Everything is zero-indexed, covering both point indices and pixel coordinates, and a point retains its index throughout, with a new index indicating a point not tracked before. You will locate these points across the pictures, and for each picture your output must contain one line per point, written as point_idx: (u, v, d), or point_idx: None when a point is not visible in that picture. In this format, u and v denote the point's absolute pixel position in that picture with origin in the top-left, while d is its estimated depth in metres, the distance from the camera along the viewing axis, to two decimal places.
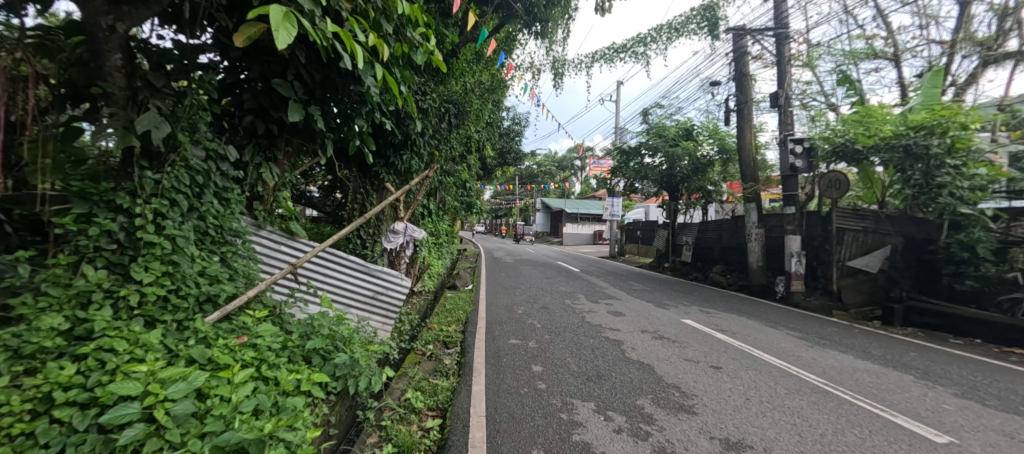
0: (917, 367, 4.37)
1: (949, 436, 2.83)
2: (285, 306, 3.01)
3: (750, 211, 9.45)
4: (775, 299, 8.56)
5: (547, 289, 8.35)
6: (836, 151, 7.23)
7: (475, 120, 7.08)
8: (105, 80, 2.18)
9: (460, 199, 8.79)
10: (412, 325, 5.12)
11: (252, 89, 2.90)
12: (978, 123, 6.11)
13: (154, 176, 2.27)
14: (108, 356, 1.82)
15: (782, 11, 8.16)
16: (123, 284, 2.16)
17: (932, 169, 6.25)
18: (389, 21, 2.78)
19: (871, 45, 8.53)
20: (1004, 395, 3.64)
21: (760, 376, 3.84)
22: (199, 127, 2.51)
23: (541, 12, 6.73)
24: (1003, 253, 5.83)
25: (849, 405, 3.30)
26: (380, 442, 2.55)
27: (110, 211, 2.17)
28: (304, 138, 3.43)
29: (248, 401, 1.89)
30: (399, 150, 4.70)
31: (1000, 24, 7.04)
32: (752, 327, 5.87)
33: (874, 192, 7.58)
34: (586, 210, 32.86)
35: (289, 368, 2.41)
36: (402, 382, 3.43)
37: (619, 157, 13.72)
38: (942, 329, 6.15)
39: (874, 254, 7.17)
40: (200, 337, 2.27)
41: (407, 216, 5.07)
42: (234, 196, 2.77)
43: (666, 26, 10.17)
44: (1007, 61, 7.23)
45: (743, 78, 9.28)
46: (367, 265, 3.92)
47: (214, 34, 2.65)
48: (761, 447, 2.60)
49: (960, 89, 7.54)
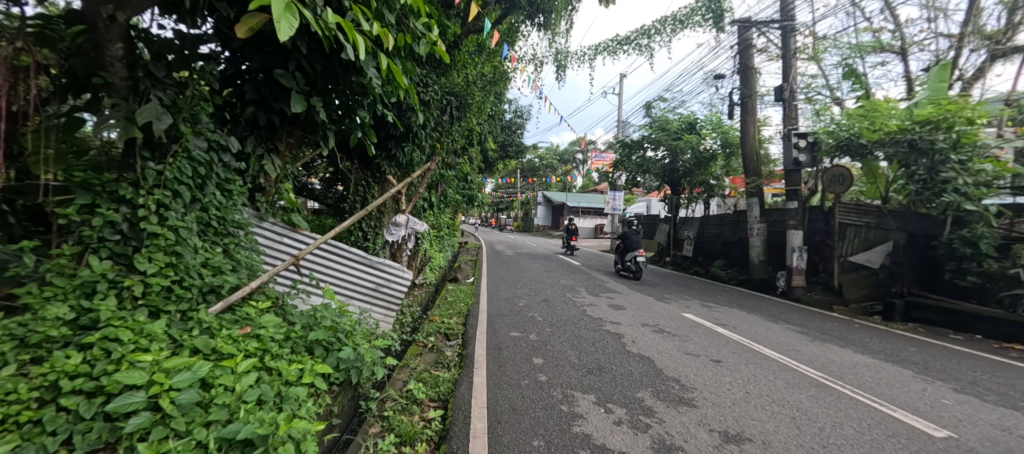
0: (917, 362, 4.37)
1: (948, 431, 2.85)
2: (287, 297, 3.03)
3: (751, 205, 9.41)
4: (775, 293, 8.56)
5: (547, 283, 8.37)
6: (839, 146, 7.20)
7: (477, 112, 7.01)
8: (105, 71, 2.17)
9: (460, 193, 8.74)
10: (413, 316, 5.15)
11: (253, 80, 2.89)
12: (985, 118, 6.04)
13: (156, 167, 2.29)
14: (113, 345, 1.84)
15: (787, 3, 8.08)
16: (127, 274, 2.18)
17: (936, 164, 6.22)
18: (392, 12, 2.78)
19: (877, 38, 8.45)
20: (1003, 391, 3.64)
21: (760, 370, 3.85)
22: (201, 117, 2.51)
23: (543, 4, 6.69)
24: (1005, 249, 6.00)
25: (849, 399, 3.31)
26: (382, 432, 2.58)
27: (113, 201, 2.19)
28: (305, 129, 3.42)
29: (252, 390, 1.92)
30: (401, 142, 4.68)
31: (1010, 18, 6.96)
32: (752, 321, 5.90)
33: (877, 188, 7.53)
34: (587, 205, 32.91)
35: (291, 359, 2.44)
36: (404, 373, 3.45)
37: (620, 151, 13.68)
38: (941, 325, 6.14)
39: (877, 250, 7.32)
40: (204, 327, 2.28)
41: (408, 209, 5.11)
42: (237, 187, 2.79)
43: (670, 18, 10.07)
44: (1015, 55, 7.17)
45: (748, 71, 9.19)
46: (369, 258, 3.92)
47: (215, 24, 2.63)
48: (759, 440, 2.61)
49: (967, 84, 7.47)
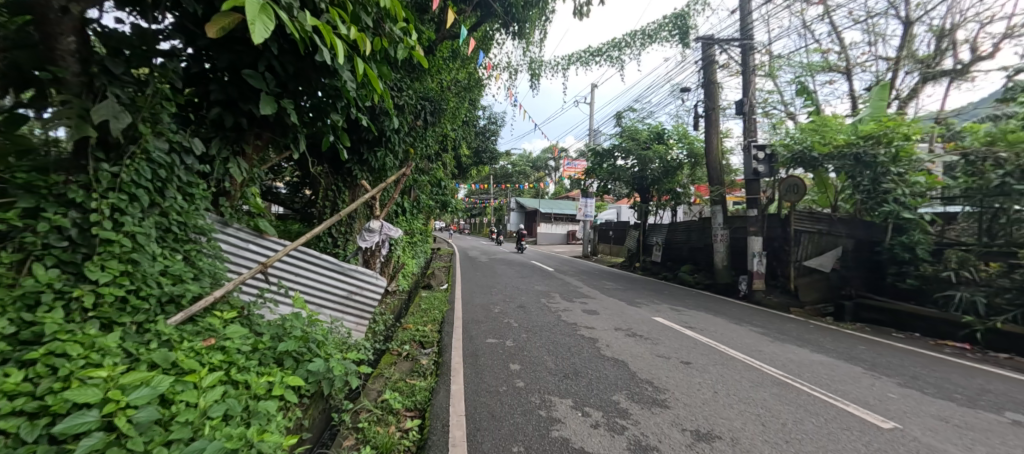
0: (866, 359, 4.72)
1: (893, 422, 3.08)
2: (253, 307, 2.89)
3: (715, 213, 9.86)
4: (738, 297, 8.99)
5: (522, 288, 8.38)
6: (794, 157, 7.69)
7: (450, 118, 6.98)
8: (56, 65, 2.02)
9: (434, 198, 8.65)
10: (387, 325, 5.04)
11: (219, 79, 2.79)
12: (919, 135, 6.62)
13: (111, 169, 2.15)
14: (60, 361, 1.71)
15: (747, 23, 8.57)
16: (75, 284, 2.02)
17: (879, 176, 6.76)
18: (368, 15, 2.76)
19: (826, 59, 9.11)
20: (940, 384, 3.99)
21: (727, 371, 4.03)
22: (162, 117, 2.39)
23: (519, 13, 6.77)
24: (938, 253, 6.55)
25: (807, 395, 3.52)
26: (357, 445, 2.51)
27: (61, 205, 2.04)
28: (275, 132, 3.30)
29: (218, 406, 1.85)
30: (373, 146, 4.56)
31: (938, 44, 7.69)
32: (719, 324, 6.15)
33: (827, 196, 8.06)
34: (559, 210, 33.42)
35: (259, 371, 2.36)
36: (379, 382, 3.38)
37: (592, 158, 13.94)
38: (887, 324, 6.61)
39: (827, 255, 7.70)
40: (163, 340, 2.17)
41: (382, 214, 5.04)
42: (199, 191, 2.68)
43: (640, 32, 10.44)
44: (943, 78, 7.91)
45: (712, 86, 9.66)
46: (341, 264, 3.83)
47: (178, 20, 2.50)
48: (728, 437, 2.74)
49: (903, 103, 8.20)
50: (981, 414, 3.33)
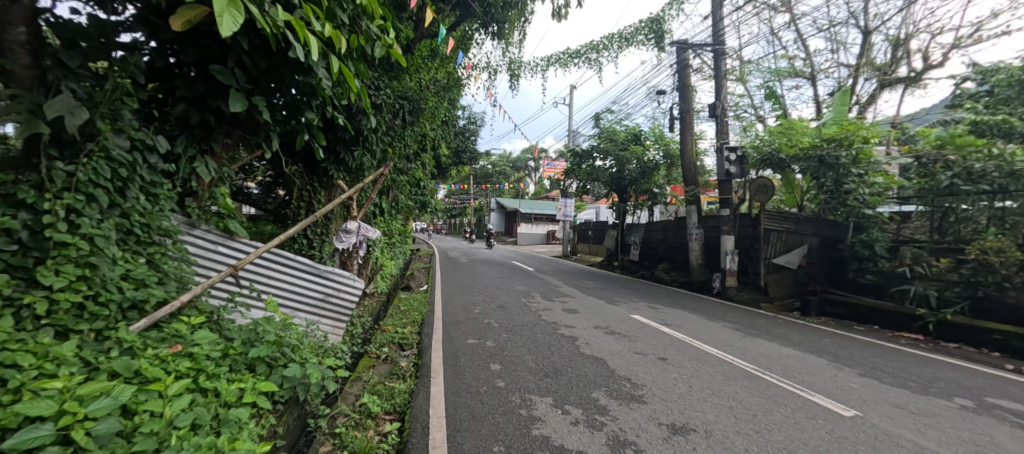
0: (830, 351, 4.94)
1: (854, 410, 3.23)
2: (223, 312, 2.78)
3: (690, 212, 10.11)
4: (711, 293, 9.26)
5: (503, 289, 8.38)
6: (763, 159, 7.97)
7: (429, 118, 6.91)
8: (4, 57, 1.90)
9: (413, 198, 8.55)
10: (365, 327, 4.95)
11: (184, 75, 2.67)
12: (877, 138, 6.98)
13: (66, 167, 2.02)
14: (10, 372, 1.59)
15: (719, 29, 8.85)
16: (27, 290, 1.89)
17: (841, 177, 7.08)
18: (344, 11, 2.69)
19: (792, 65, 9.49)
20: (897, 373, 4.22)
21: (701, 365, 4.14)
22: (123, 114, 2.27)
23: (498, 14, 6.75)
24: (894, 250, 6.93)
25: (776, 387, 3.66)
26: (334, 450, 2.45)
27: (10, 206, 1.89)
28: (245, 130, 3.18)
29: (185, 415, 1.78)
30: (350, 146, 4.44)
31: (894, 53, 8.14)
32: (694, 320, 6.31)
33: (794, 196, 8.39)
34: (539, 210, 33.56)
35: (230, 378, 2.27)
36: (357, 386, 3.31)
37: (571, 159, 14.06)
38: (849, 318, 6.95)
39: (794, 253, 8.12)
40: (125, 347, 2.06)
41: (359, 215, 4.94)
42: (164, 191, 2.55)
43: (617, 35, 10.62)
44: (898, 85, 8.37)
45: (686, 89, 9.91)
46: (316, 267, 3.74)
47: (139, 12, 2.37)
48: (702, 429, 2.81)
49: (862, 108, 8.63)
50: (933, 400, 3.54)
